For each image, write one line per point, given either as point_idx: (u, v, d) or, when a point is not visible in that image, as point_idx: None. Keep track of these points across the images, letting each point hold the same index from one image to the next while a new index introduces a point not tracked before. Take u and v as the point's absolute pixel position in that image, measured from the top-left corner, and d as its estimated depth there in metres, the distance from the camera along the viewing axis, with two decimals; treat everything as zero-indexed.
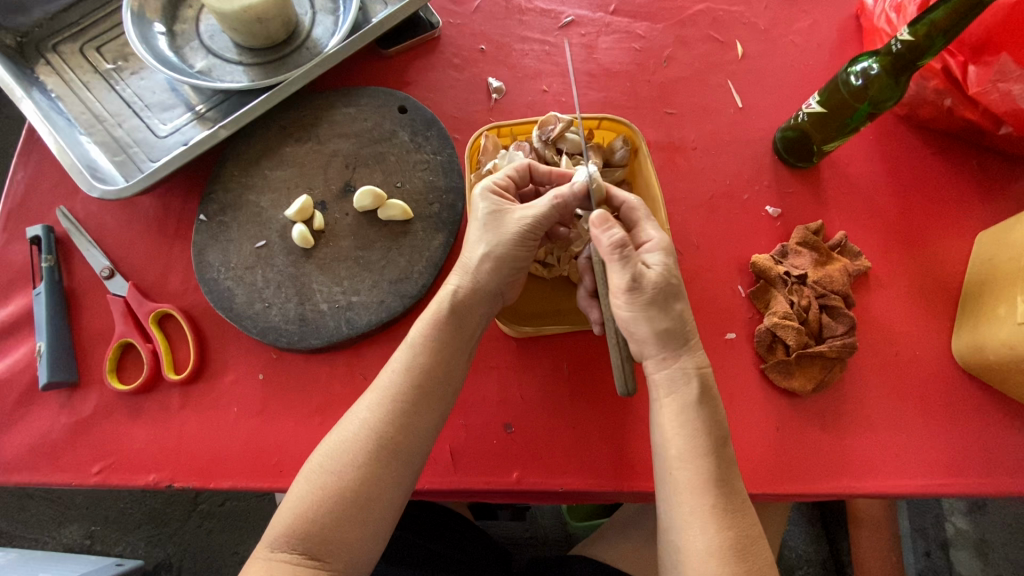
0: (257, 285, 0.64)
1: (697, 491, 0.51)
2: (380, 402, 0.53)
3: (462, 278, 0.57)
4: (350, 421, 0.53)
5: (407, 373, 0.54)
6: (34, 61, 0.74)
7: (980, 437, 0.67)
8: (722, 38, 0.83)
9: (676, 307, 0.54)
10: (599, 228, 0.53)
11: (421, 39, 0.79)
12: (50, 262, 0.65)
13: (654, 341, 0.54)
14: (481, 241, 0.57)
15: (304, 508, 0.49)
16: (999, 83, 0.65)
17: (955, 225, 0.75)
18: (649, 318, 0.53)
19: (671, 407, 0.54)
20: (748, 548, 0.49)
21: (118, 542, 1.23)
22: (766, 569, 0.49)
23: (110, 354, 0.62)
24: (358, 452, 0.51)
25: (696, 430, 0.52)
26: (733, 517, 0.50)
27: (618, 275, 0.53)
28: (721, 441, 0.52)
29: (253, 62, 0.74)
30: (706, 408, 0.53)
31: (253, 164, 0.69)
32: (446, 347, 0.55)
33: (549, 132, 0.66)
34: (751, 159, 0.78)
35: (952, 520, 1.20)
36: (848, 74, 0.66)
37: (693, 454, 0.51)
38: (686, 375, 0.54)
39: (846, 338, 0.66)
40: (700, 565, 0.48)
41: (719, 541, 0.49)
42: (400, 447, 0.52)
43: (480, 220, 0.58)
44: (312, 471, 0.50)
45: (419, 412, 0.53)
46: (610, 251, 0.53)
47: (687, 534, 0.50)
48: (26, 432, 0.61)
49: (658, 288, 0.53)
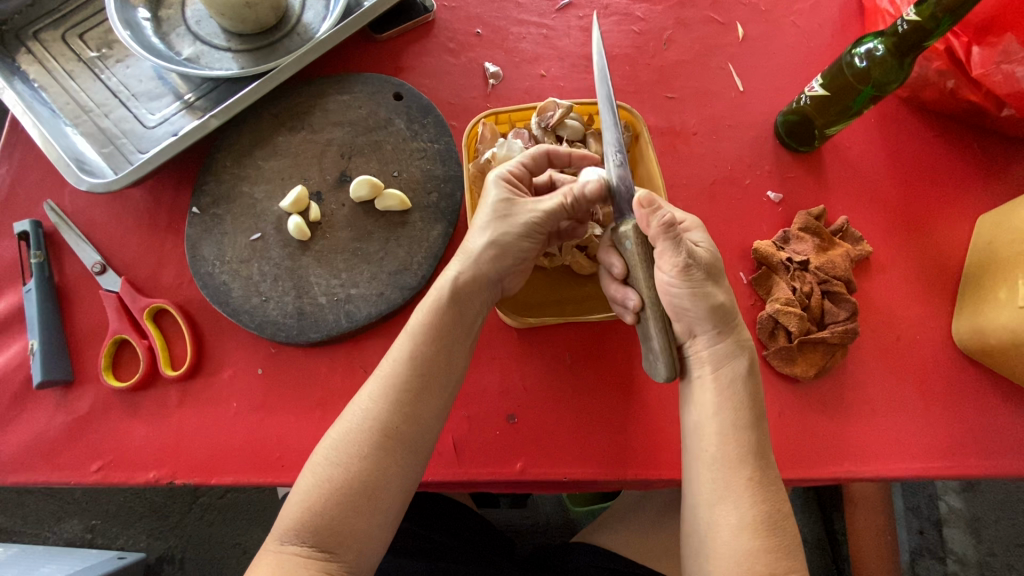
0: (253, 278, 0.63)
1: (733, 467, 0.51)
2: (382, 389, 0.52)
3: (464, 264, 0.55)
4: (352, 410, 0.52)
5: (408, 360, 0.53)
6: (15, 50, 0.72)
7: (979, 419, 0.67)
8: (723, 20, 0.82)
9: (721, 284, 0.55)
10: (647, 209, 0.51)
11: (415, 23, 0.76)
12: (40, 258, 0.63)
13: (709, 319, 0.53)
14: (484, 229, 0.56)
15: (312, 500, 0.48)
16: (1003, 64, 0.64)
17: (955, 208, 0.75)
18: (701, 296, 0.52)
19: (716, 382, 0.54)
20: (780, 522, 0.50)
21: (120, 535, 1.23)
22: (796, 542, 0.50)
23: (105, 351, 0.61)
24: (363, 440, 0.50)
25: (736, 405, 0.53)
26: (766, 491, 0.51)
27: (671, 256, 0.52)
28: (758, 416, 0.53)
29: (242, 48, 0.72)
30: (751, 382, 0.54)
31: (246, 155, 0.67)
32: (447, 331, 0.54)
33: (549, 118, 0.65)
34: (753, 144, 0.77)
35: (945, 499, 1.22)
36: (852, 55, 0.65)
37: (729, 429, 0.52)
38: (738, 349, 0.54)
39: (849, 323, 0.66)
40: (733, 540, 0.49)
41: (754, 515, 0.50)
42: (405, 435, 0.51)
43: (490, 208, 0.57)
44: (317, 463, 0.50)
45: (422, 397, 0.52)
46: (661, 232, 0.51)
47: (721, 510, 0.51)
48: (22, 431, 0.60)
49: (708, 264, 0.53)
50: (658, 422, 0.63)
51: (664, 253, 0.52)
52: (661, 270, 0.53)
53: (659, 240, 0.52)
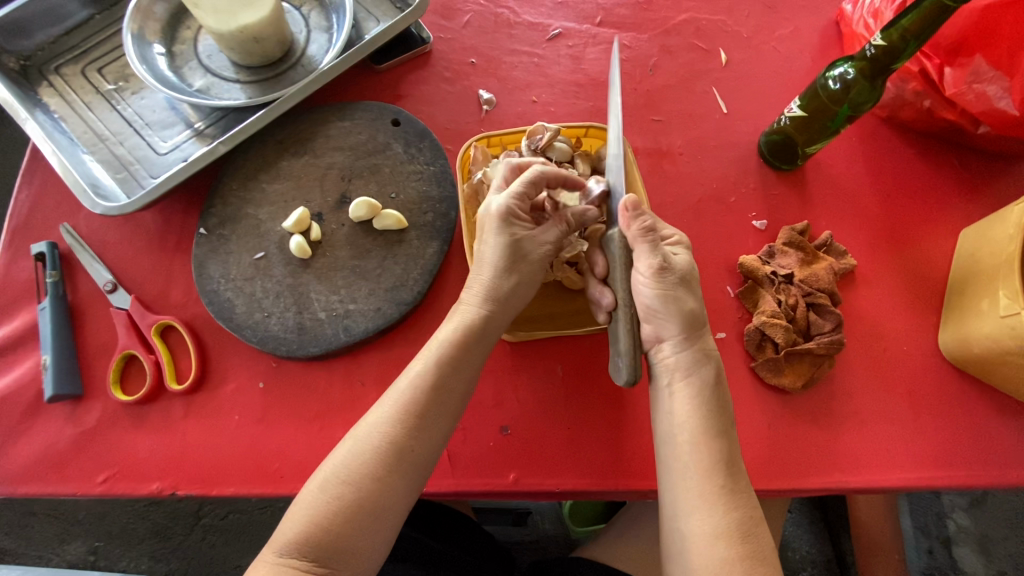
0: (256, 295, 0.66)
1: (708, 475, 0.54)
2: (399, 410, 0.54)
3: (485, 301, 0.57)
4: (365, 431, 0.53)
5: (426, 382, 0.55)
6: (37, 83, 0.76)
7: (968, 429, 0.68)
8: (706, 47, 0.86)
9: (694, 292, 0.58)
10: (630, 213, 0.55)
11: (413, 54, 0.81)
12: (55, 278, 0.66)
13: (677, 322, 0.57)
14: (500, 267, 0.57)
15: (319, 516, 0.50)
16: (974, 84, 0.68)
17: (937, 223, 0.77)
18: (672, 299, 0.56)
19: (685, 393, 0.57)
20: (752, 529, 0.53)
21: (122, 557, 1.24)
22: (767, 550, 0.53)
23: (114, 366, 0.63)
24: (378, 462, 0.52)
25: (707, 416, 0.56)
26: (739, 499, 0.54)
27: (647, 258, 0.56)
28: (728, 426, 0.56)
29: (250, 79, 0.77)
30: (719, 391, 0.57)
31: (251, 179, 0.71)
32: (466, 358, 0.57)
33: (537, 141, 0.68)
34: (738, 162, 0.80)
35: (953, 517, 1.21)
36: (826, 78, 0.69)
37: (696, 441, 0.55)
38: (705, 358, 0.58)
39: (834, 334, 0.68)
40: (709, 547, 0.52)
41: (728, 522, 0.53)
42: (417, 456, 0.53)
43: (501, 248, 0.57)
44: (327, 481, 0.51)
45: (437, 422, 0.55)
46: (640, 235, 0.55)
47: (696, 520, 0.53)
48: (32, 444, 0.62)
49: (681, 271, 0.57)
50: (647, 432, 0.65)
51: (641, 257, 0.56)
52: (639, 272, 0.57)
53: (637, 243, 0.56)
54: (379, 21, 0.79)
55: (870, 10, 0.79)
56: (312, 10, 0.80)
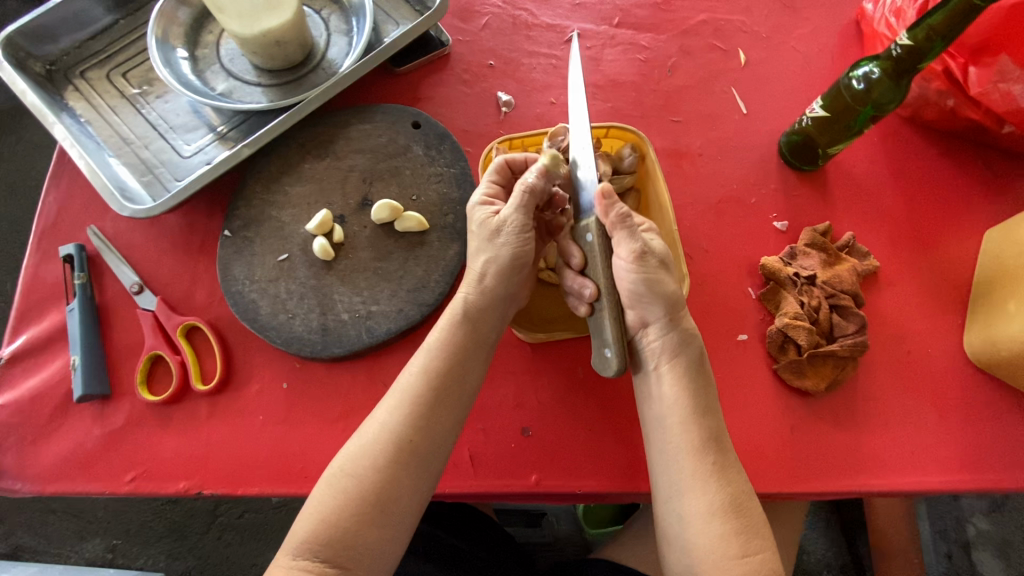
0: (280, 296, 0.66)
1: (696, 453, 0.54)
2: (400, 404, 0.54)
3: (470, 286, 0.59)
4: (369, 425, 0.54)
5: (426, 377, 0.55)
6: (63, 88, 0.78)
7: (994, 432, 0.67)
8: (725, 47, 0.85)
9: (673, 275, 0.58)
10: (604, 202, 0.55)
11: (432, 56, 0.81)
12: (83, 279, 0.67)
13: (658, 306, 0.56)
14: (480, 252, 0.59)
15: (329, 511, 0.50)
16: (1000, 83, 0.67)
17: (961, 224, 0.76)
18: (652, 282, 0.56)
19: (672, 373, 0.57)
20: (745, 503, 0.53)
21: (140, 555, 1.25)
22: (760, 522, 0.53)
23: (140, 366, 0.64)
24: (380, 454, 0.52)
25: (693, 393, 0.56)
26: (729, 474, 0.54)
27: (626, 243, 0.55)
28: (711, 403, 0.57)
29: (272, 83, 0.77)
30: (702, 370, 0.58)
31: (274, 181, 0.71)
32: (463, 352, 0.57)
33: (560, 142, 0.68)
34: (757, 163, 0.79)
35: (973, 521, 1.19)
36: (850, 78, 0.68)
37: (685, 419, 0.55)
38: (689, 338, 0.58)
39: (858, 336, 0.67)
40: (705, 526, 0.52)
41: (720, 499, 0.53)
42: (423, 452, 0.53)
43: (476, 232, 0.60)
44: (334, 476, 0.52)
45: (439, 415, 0.54)
46: (617, 222, 0.55)
47: (688, 498, 0.53)
48: (61, 444, 0.63)
49: (658, 254, 0.57)
50: None
51: (619, 244, 0.56)
52: (618, 258, 0.57)
53: (614, 231, 0.56)
54: (398, 23, 0.80)
55: (891, 9, 0.78)
56: (332, 14, 0.81)
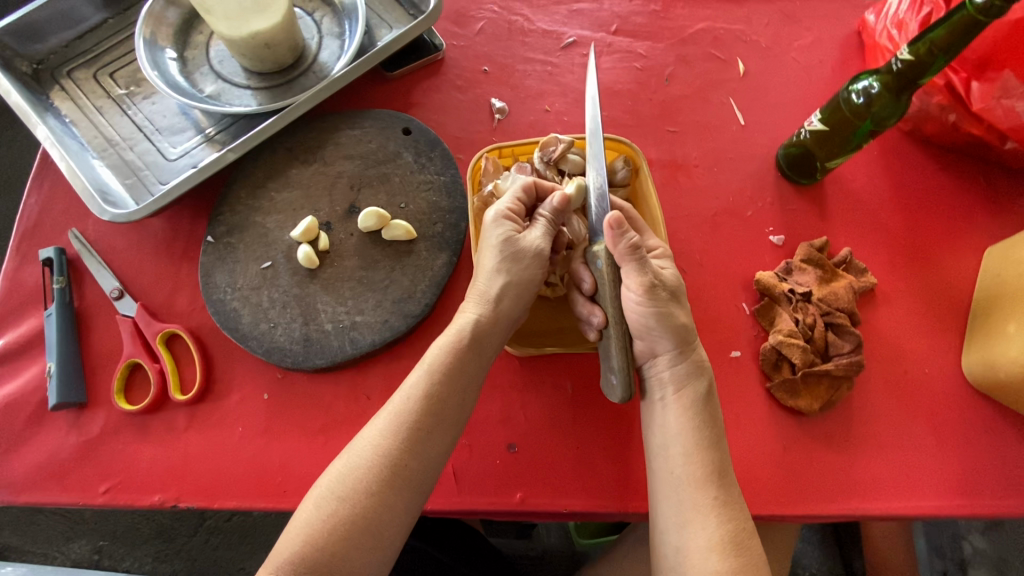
0: (262, 304, 0.65)
1: (699, 486, 0.53)
2: (395, 424, 0.52)
3: (481, 306, 0.57)
4: (360, 445, 0.52)
5: (422, 396, 0.53)
6: (49, 87, 0.76)
7: (991, 456, 0.66)
8: (724, 56, 0.84)
9: (684, 307, 0.58)
10: (614, 232, 0.53)
11: (425, 61, 0.80)
12: (62, 284, 0.66)
13: (669, 338, 0.56)
14: (493, 271, 0.58)
15: (313, 534, 0.48)
16: (1003, 99, 0.66)
17: (960, 241, 0.75)
18: (663, 315, 0.55)
19: (679, 403, 0.56)
20: (744, 540, 0.51)
21: (126, 557, 1.24)
22: (761, 563, 0.51)
23: (118, 374, 0.63)
24: (373, 478, 0.50)
25: (699, 426, 0.55)
26: (731, 510, 0.52)
27: (636, 275, 0.54)
28: (718, 436, 0.55)
29: (261, 86, 0.76)
30: (711, 403, 0.56)
31: (260, 186, 0.70)
32: (463, 374, 0.55)
33: (551, 153, 0.66)
34: (755, 175, 0.78)
35: (969, 539, 1.17)
36: (849, 92, 0.67)
37: (690, 451, 0.54)
38: (697, 371, 0.57)
39: (853, 355, 0.66)
40: (703, 561, 0.50)
41: (720, 535, 0.51)
42: (414, 474, 0.52)
43: (492, 249, 0.58)
44: (322, 497, 0.50)
45: (434, 439, 0.53)
46: (627, 253, 0.54)
47: (689, 533, 0.52)
48: (34, 452, 0.61)
49: (669, 286, 0.57)
50: None
51: (628, 275, 0.55)
52: (627, 288, 0.56)
53: (623, 261, 0.55)
54: (391, 27, 0.78)
55: (893, 20, 0.77)
56: (324, 16, 0.79)
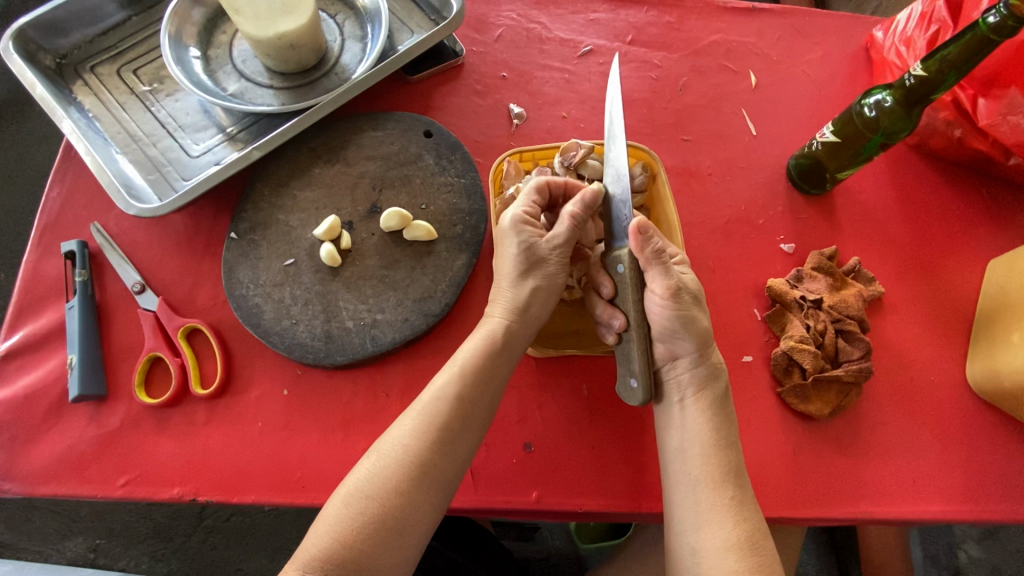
0: (285, 301, 0.66)
1: (717, 487, 0.54)
2: (422, 425, 0.53)
3: (503, 308, 0.59)
4: (387, 444, 0.53)
5: (447, 397, 0.54)
6: (72, 82, 0.77)
7: (995, 463, 0.67)
8: (736, 68, 0.86)
9: (704, 310, 0.59)
10: (638, 237, 0.54)
11: (445, 66, 0.81)
12: (84, 277, 0.66)
13: (690, 342, 0.57)
14: (514, 275, 0.59)
15: (342, 532, 0.49)
16: (1009, 116, 0.67)
17: (964, 253, 0.77)
18: (686, 319, 0.56)
19: (698, 406, 0.57)
20: (761, 540, 0.52)
21: (123, 556, 1.23)
22: (777, 562, 0.52)
23: (139, 368, 0.63)
24: (402, 478, 0.51)
25: (717, 428, 0.57)
26: (747, 510, 0.54)
27: (661, 279, 0.55)
28: (735, 439, 0.57)
29: (283, 86, 0.77)
30: (726, 405, 0.58)
31: (283, 185, 0.71)
32: (489, 375, 0.56)
33: (572, 157, 0.67)
34: (766, 184, 0.80)
35: (965, 548, 1.19)
36: (862, 105, 0.68)
37: (708, 452, 0.55)
38: (714, 374, 0.58)
39: (863, 362, 0.68)
40: (720, 560, 0.51)
41: (738, 535, 0.52)
42: (439, 474, 0.52)
43: (511, 252, 0.59)
44: (350, 495, 0.51)
45: (460, 438, 0.54)
46: (652, 258, 0.55)
47: (707, 534, 0.53)
48: (54, 444, 0.62)
49: (690, 290, 0.57)
50: None
51: (652, 279, 0.56)
52: (651, 293, 0.57)
53: (647, 266, 0.56)
54: (413, 32, 0.80)
55: (901, 37, 0.79)
56: (347, 19, 0.80)
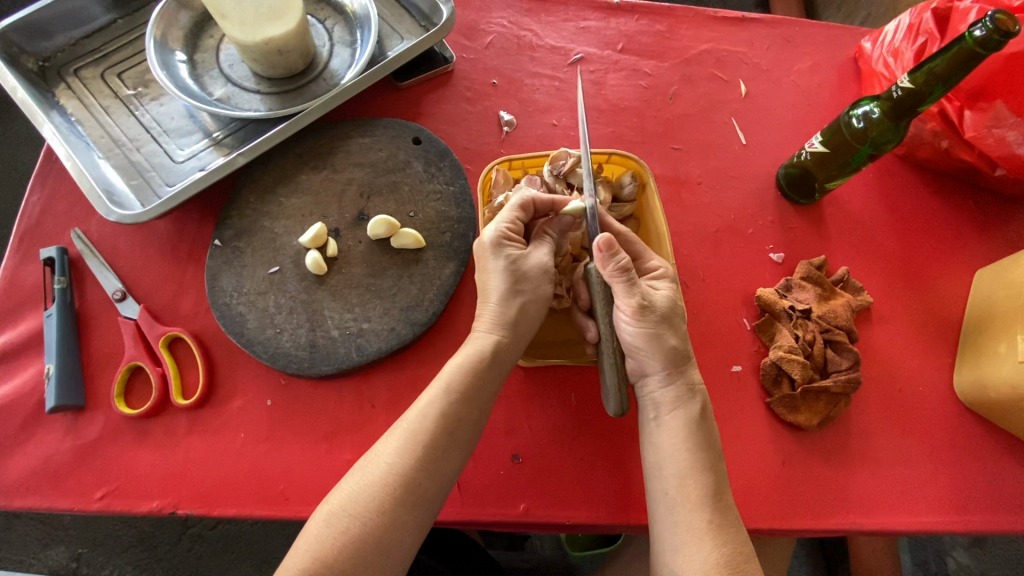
0: (268, 310, 0.65)
1: (693, 508, 0.53)
2: (409, 444, 0.52)
3: (490, 323, 0.58)
4: (375, 463, 0.52)
5: (430, 416, 0.53)
6: (55, 86, 0.76)
7: (982, 473, 0.68)
8: (726, 77, 0.86)
9: (677, 329, 0.58)
10: (604, 253, 0.55)
11: (435, 72, 0.81)
12: (63, 284, 0.65)
13: (660, 360, 0.57)
14: (498, 290, 0.58)
15: (325, 552, 0.48)
16: (994, 129, 0.68)
17: (951, 263, 0.77)
18: (654, 338, 0.56)
19: (671, 424, 0.57)
20: (742, 564, 0.51)
21: (105, 565, 1.20)
22: None
23: (119, 378, 0.62)
24: (386, 498, 0.50)
25: (692, 449, 0.55)
26: (727, 531, 0.52)
27: (626, 297, 0.56)
28: (714, 459, 0.56)
29: (270, 91, 0.76)
30: (705, 426, 0.57)
31: (269, 191, 0.70)
32: (479, 393, 0.56)
33: (561, 166, 0.67)
34: (756, 194, 0.80)
35: (953, 555, 1.19)
36: (850, 116, 0.69)
37: (683, 473, 0.55)
38: (690, 393, 0.58)
39: (851, 372, 0.68)
40: None
41: (716, 558, 0.51)
42: (424, 493, 0.52)
43: (496, 270, 0.58)
44: (334, 514, 0.50)
45: (448, 456, 0.53)
46: (616, 274, 0.55)
47: (685, 555, 0.52)
48: (29, 456, 0.60)
49: (663, 310, 0.57)
50: None
51: (619, 296, 0.56)
52: (620, 310, 0.57)
53: (613, 281, 0.56)
54: (403, 38, 0.79)
55: (889, 49, 0.79)
56: (336, 24, 0.80)
